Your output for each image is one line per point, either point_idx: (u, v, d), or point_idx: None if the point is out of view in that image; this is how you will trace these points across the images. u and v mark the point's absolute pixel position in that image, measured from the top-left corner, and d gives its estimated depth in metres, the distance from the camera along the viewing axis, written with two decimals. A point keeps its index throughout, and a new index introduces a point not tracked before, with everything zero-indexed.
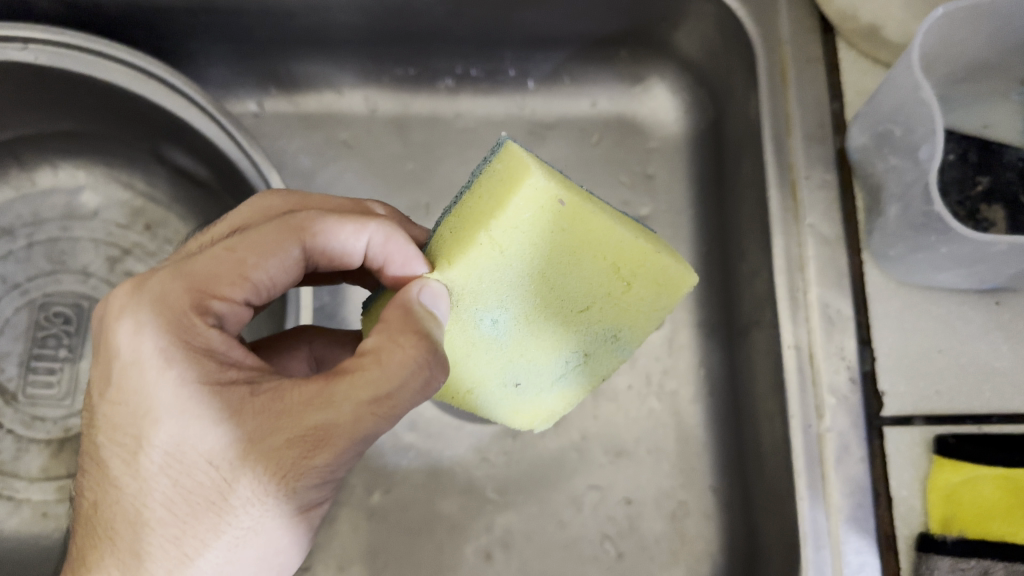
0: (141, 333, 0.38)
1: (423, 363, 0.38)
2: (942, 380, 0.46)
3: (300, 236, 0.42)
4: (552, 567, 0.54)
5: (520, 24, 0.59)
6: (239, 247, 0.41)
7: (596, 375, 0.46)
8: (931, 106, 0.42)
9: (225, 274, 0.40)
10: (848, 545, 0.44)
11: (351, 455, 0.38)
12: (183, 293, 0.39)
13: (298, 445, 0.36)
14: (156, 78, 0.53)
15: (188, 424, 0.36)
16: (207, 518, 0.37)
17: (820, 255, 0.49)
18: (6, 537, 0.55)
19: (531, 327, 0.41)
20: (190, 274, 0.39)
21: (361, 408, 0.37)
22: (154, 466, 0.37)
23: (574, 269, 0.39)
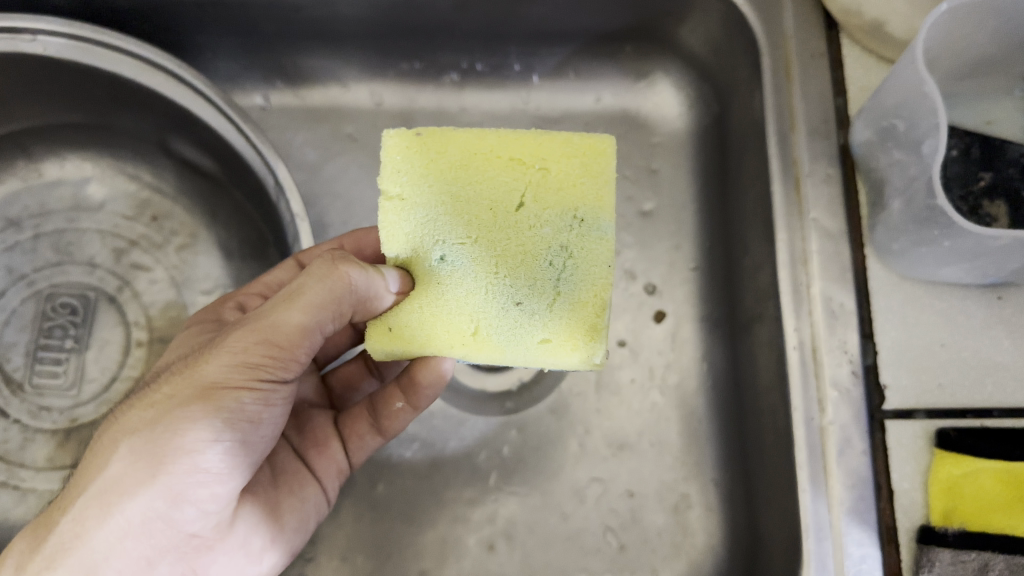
0: None
1: (334, 263, 0.42)
2: (945, 373, 0.46)
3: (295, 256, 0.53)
4: (555, 558, 0.55)
5: (526, 18, 0.59)
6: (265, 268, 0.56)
7: (598, 271, 0.41)
8: (935, 100, 0.43)
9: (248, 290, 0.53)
10: (850, 536, 0.45)
11: (262, 340, 0.41)
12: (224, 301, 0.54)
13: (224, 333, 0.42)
14: (164, 69, 0.53)
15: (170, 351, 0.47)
16: (142, 395, 0.42)
17: (823, 249, 0.49)
18: (12, 526, 0.55)
19: (478, 242, 0.41)
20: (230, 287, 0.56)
21: (277, 300, 0.42)
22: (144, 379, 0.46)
23: (488, 175, 0.41)
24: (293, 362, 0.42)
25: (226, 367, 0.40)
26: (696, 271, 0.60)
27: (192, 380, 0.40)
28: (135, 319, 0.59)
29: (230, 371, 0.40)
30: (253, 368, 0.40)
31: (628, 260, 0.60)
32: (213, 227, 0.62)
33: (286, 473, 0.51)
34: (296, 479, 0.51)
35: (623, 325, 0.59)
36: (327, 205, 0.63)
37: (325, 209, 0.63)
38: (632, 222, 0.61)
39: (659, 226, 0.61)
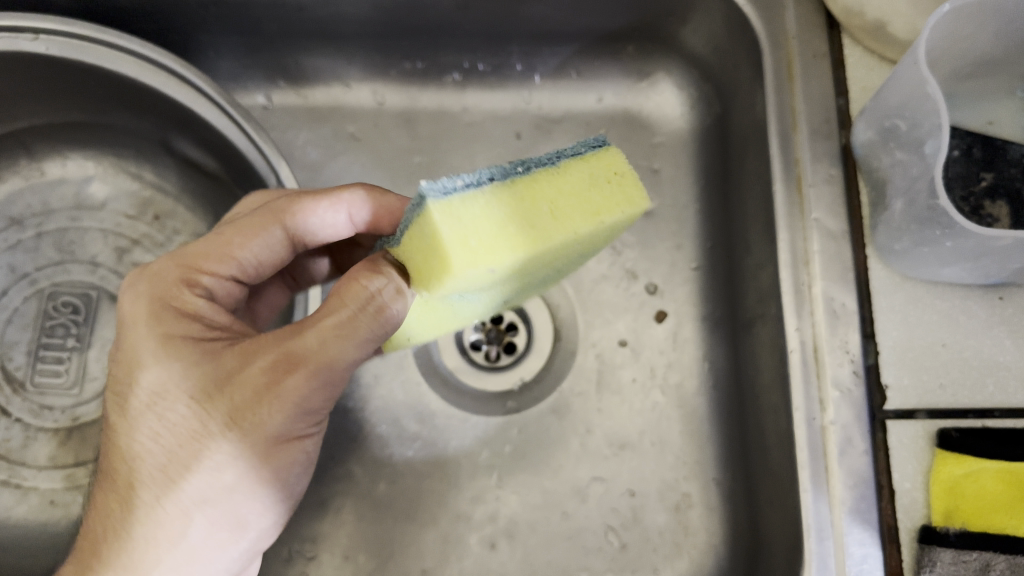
0: (137, 300, 0.45)
1: (380, 297, 0.40)
2: (946, 373, 0.46)
3: (280, 218, 0.48)
4: (556, 558, 0.55)
5: (529, 17, 0.59)
6: (229, 230, 0.48)
7: (575, 264, 0.48)
8: (937, 101, 0.43)
9: (214, 254, 0.47)
10: (851, 536, 0.45)
11: (316, 384, 0.41)
12: (175, 269, 0.46)
13: (267, 374, 0.40)
14: (167, 69, 0.54)
15: (165, 362, 0.42)
16: (191, 449, 0.41)
17: (825, 249, 0.50)
18: (14, 525, 0.55)
19: (504, 291, 0.44)
20: (187, 254, 0.47)
21: (323, 335, 0.40)
22: (143, 406, 0.42)
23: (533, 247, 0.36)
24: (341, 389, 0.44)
25: (289, 417, 0.41)
26: (698, 271, 0.60)
27: (256, 433, 0.41)
28: None
29: (292, 419, 0.42)
30: (313, 409, 0.42)
31: (630, 259, 0.60)
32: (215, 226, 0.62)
33: None
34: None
35: (624, 325, 0.59)
36: None
37: None
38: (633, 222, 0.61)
39: (661, 226, 0.61)
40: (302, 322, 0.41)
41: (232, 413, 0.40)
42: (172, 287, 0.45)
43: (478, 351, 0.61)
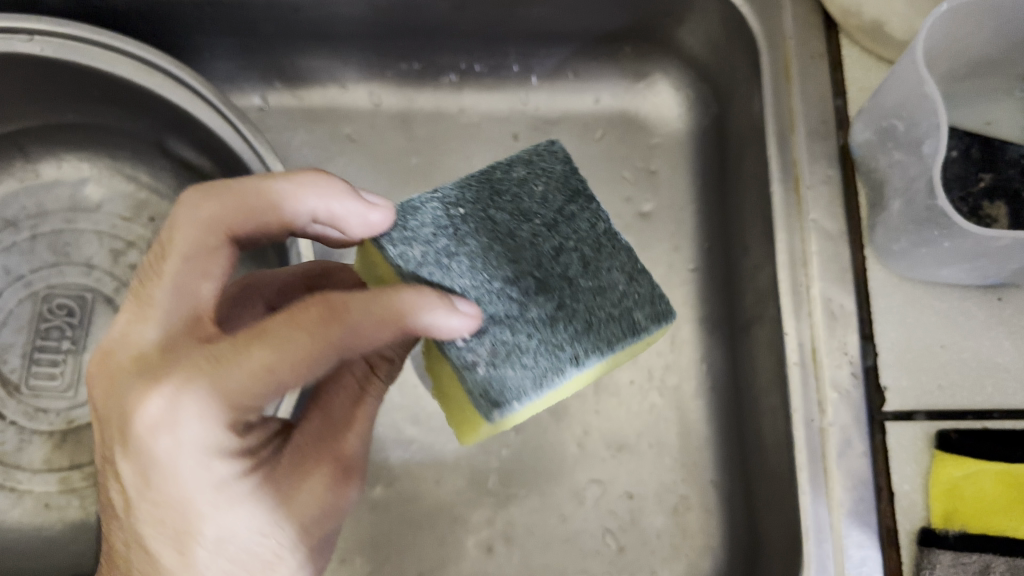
0: (179, 442, 0.35)
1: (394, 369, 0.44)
2: (945, 375, 0.46)
3: (342, 349, 0.36)
4: (553, 561, 0.54)
5: (526, 17, 0.59)
6: (270, 360, 0.35)
7: None
8: (935, 101, 0.42)
9: (260, 392, 0.35)
10: (850, 538, 0.44)
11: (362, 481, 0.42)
12: (222, 409, 0.35)
13: (332, 496, 0.39)
14: (161, 70, 0.53)
15: (229, 509, 0.36)
16: None
17: (823, 250, 0.49)
18: (8, 528, 0.55)
19: None
20: (220, 391, 0.34)
21: (366, 438, 0.41)
22: (208, 553, 0.37)
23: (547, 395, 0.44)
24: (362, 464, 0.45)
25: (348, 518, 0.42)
26: (697, 272, 0.60)
27: (325, 545, 0.41)
28: None
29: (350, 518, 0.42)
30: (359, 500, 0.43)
31: None
32: None
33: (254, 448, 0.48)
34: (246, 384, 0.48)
35: None
36: None
37: None
38: (631, 224, 0.61)
39: (659, 228, 0.61)
40: (340, 424, 0.40)
41: (303, 541, 0.39)
42: (220, 430, 0.35)
43: None
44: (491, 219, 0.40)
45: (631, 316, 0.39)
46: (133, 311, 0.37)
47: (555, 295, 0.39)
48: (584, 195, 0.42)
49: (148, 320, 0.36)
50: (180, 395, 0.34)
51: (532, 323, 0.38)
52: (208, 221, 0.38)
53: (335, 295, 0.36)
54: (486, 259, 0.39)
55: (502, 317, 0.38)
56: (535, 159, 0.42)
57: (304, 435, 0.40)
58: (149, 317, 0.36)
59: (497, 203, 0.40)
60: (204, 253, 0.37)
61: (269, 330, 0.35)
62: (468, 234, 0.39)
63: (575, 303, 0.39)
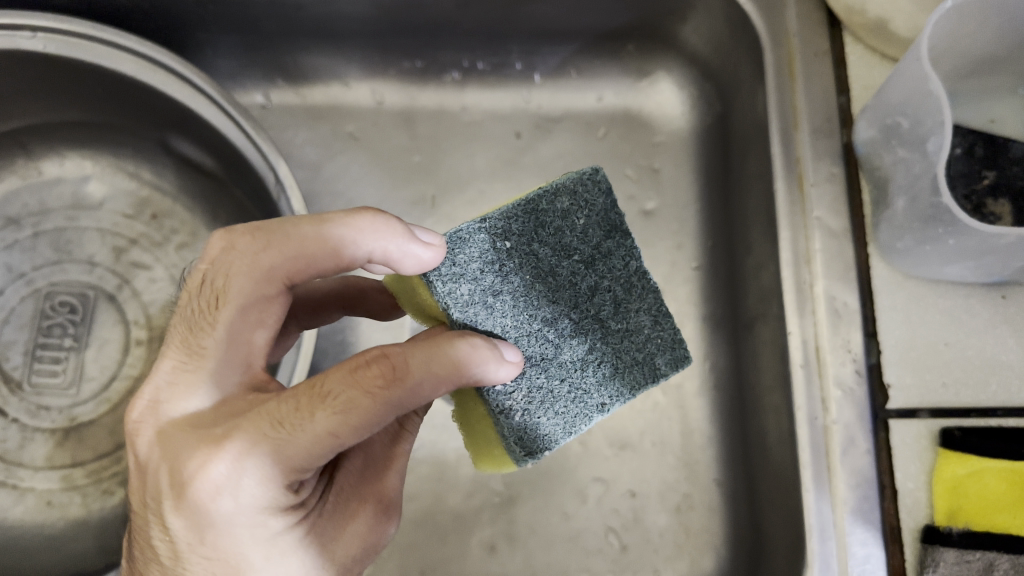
0: (239, 500, 0.34)
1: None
2: (949, 373, 0.46)
3: (400, 407, 0.35)
4: (556, 559, 0.54)
5: (530, 15, 0.59)
6: (331, 422, 0.34)
7: None
8: (939, 99, 0.42)
9: (320, 455, 0.34)
10: (853, 536, 0.44)
11: None
12: (284, 471, 0.34)
13: (377, 534, 0.39)
14: (162, 67, 0.53)
15: (282, 562, 0.36)
16: None
17: (827, 248, 0.49)
18: (10, 526, 0.55)
19: None
20: (283, 454, 0.34)
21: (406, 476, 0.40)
22: None
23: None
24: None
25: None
26: (699, 270, 0.60)
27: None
28: (135, 318, 0.59)
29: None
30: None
31: None
32: (214, 226, 0.61)
33: None
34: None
35: None
36: (327, 204, 0.62)
37: (326, 208, 0.62)
38: (634, 222, 0.61)
39: (661, 226, 0.61)
40: (381, 464, 0.40)
41: None
42: (278, 489, 0.35)
43: None
44: (536, 255, 0.38)
45: (654, 362, 0.40)
46: (188, 366, 0.37)
47: (589, 338, 0.39)
48: (623, 231, 0.40)
49: (200, 370, 0.37)
50: (241, 457, 0.34)
51: (563, 366, 0.39)
52: (265, 271, 0.38)
53: (394, 354, 0.36)
54: (527, 298, 0.38)
55: (536, 360, 0.39)
56: (581, 188, 0.39)
57: (346, 477, 0.39)
58: (204, 365, 0.37)
59: (541, 237, 0.38)
60: (261, 302, 0.38)
61: (331, 393, 0.35)
62: (512, 271, 0.38)
63: (606, 348, 0.39)
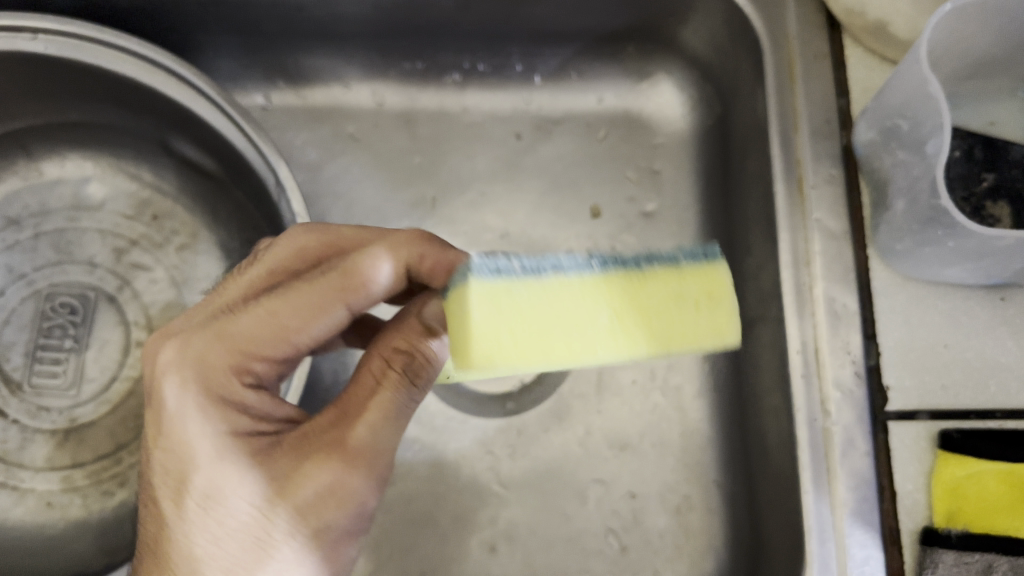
0: (186, 388, 0.38)
1: (420, 371, 0.40)
2: (948, 375, 0.46)
3: (345, 298, 0.40)
4: (556, 560, 0.54)
5: (530, 16, 0.59)
6: (279, 308, 0.40)
7: None
8: (939, 101, 0.43)
9: (266, 337, 0.39)
10: (852, 538, 0.44)
11: (373, 482, 0.39)
12: (226, 355, 0.39)
13: (327, 475, 0.38)
14: (162, 68, 0.53)
15: (223, 466, 0.38)
16: (255, 559, 0.37)
17: (826, 250, 0.49)
18: (10, 527, 0.55)
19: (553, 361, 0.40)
20: (230, 339, 0.39)
21: (375, 427, 0.39)
22: (199, 513, 0.37)
23: (580, 354, 0.36)
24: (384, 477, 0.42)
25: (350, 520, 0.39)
26: None
27: (316, 542, 0.38)
28: (135, 320, 0.59)
29: (351, 526, 0.40)
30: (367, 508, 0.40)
31: None
32: (215, 227, 0.61)
33: None
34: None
35: None
36: (328, 205, 0.62)
37: (326, 210, 0.62)
38: (634, 223, 0.61)
39: (661, 227, 0.61)
40: (351, 413, 0.39)
41: (296, 520, 0.37)
42: (220, 375, 0.39)
43: None
44: None
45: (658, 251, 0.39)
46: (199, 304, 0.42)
47: None
48: None
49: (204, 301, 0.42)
50: (187, 346, 0.39)
51: None
52: (331, 285, 0.40)
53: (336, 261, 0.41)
54: None
55: None
56: None
57: (315, 422, 0.40)
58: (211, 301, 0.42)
59: None
60: (315, 310, 0.40)
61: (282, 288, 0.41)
62: None
63: None
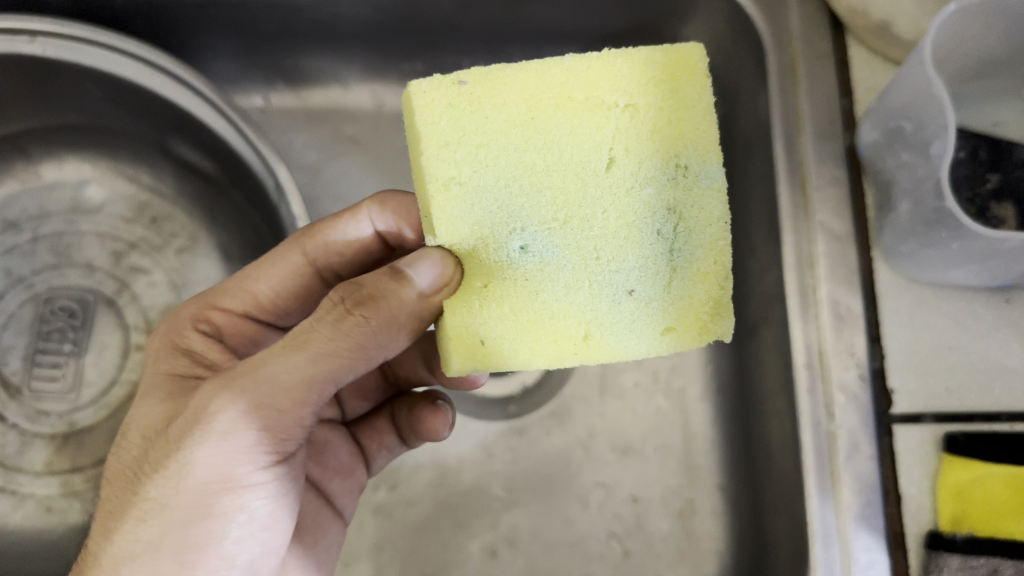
0: (155, 339, 0.48)
1: (356, 298, 0.39)
2: (952, 377, 0.46)
3: (301, 245, 0.49)
4: (558, 564, 0.54)
5: (531, 17, 0.59)
6: (250, 266, 0.50)
7: (689, 299, 0.40)
8: (943, 102, 0.42)
9: (230, 289, 0.49)
10: (857, 542, 0.44)
11: (262, 407, 0.37)
12: (193, 308, 0.48)
13: (208, 391, 0.38)
14: (159, 69, 0.52)
15: (148, 394, 0.43)
16: (136, 479, 0.38)
17: (830, 252, 0.49)
18: (10, 531, 0.54)
19: (567, 225, 0.38)
20: (201, 299, 0.49)
21: (275, 348, 0.38)
22: (120, 440, 0.42)
23: (538, 131, 0.37)
24: (296, 422, 0.39)
25: (221, 456, 0.37)
26: None
27: (178, 476, 0.37)
28: (134, 323, 0.59)
29: (221, 463, 0.37)
30: (249, 447, 0.38)
31: None
32: (214, 230, 0.61)
33: (308, 518, 0.48)
34: (319, 522, 0.49)
35: None
36: (328, 207, 0.62)
37: (326, 212, 0.62)
38: None
39: None
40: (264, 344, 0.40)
41: (175, 435, 0.38)
42: (182, 323, 0.47)
43: None
44: None
45: None
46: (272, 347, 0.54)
47: None
48: None
49: None
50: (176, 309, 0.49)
51: None
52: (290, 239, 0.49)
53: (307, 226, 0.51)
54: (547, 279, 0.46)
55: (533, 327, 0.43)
56: None
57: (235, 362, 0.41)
58: None
59: None
60: (284, 265, 0.49)
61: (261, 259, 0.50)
62: None
63: None
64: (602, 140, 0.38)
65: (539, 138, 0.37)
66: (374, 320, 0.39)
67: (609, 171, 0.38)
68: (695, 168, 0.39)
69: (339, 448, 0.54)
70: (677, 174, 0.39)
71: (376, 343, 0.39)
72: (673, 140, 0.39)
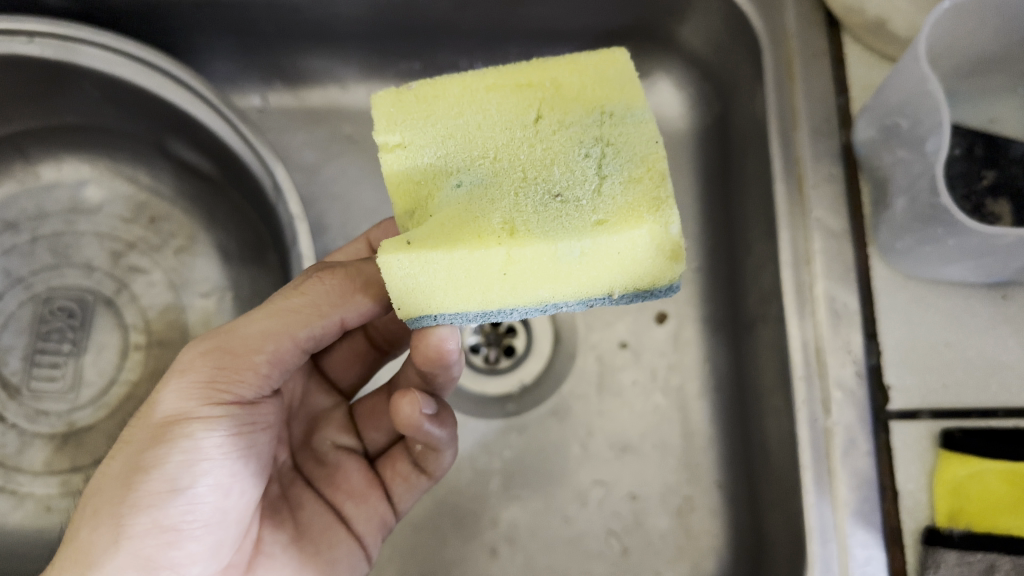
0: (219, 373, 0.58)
1: (314, 272, 0.45)
2: (949, 373, 0.46)
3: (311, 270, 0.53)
4: (557, 562, 0.54)
5: (528, 16, 0.59)
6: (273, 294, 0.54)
7: (629, 210, 0.33)
8: (938, 99, 0.43)
9: None
10: (855, 538, 0.44)
11: (218, 351, 0.42)
12: None
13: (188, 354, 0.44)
14: (157, 70, 0.53)
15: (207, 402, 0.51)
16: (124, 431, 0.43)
17: (827, 249, 0.49)
18: (10, 531, 0.54)
19: (495, 170, 0.35)
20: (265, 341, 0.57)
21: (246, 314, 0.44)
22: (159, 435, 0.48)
23: (470, 102, 0.36)
24: (251, 367, 0.43)
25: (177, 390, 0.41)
26: (698, 271, 0.59)
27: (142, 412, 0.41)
28: (133, 324, 0.59)
29: (176, 399, 0.41)
30: (200, 384, 0.41)
31: None
32: (212, 230, 0.61)
33: (314, 530, 0.49)
34: (326, 537, 0.50)
35: (624, 326, 0.59)
36: (327, 207, 0.62)
37: (324, 211, 0.62)
38: None
39: None
40: None
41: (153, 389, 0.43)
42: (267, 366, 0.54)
43: (477, 354, 0.60)
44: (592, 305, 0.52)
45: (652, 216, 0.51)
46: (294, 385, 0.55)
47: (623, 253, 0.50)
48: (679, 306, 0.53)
49: None
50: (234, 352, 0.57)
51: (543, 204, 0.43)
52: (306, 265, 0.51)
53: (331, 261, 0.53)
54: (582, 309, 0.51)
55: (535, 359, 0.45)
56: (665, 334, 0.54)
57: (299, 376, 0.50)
58: None
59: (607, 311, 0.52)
60: None
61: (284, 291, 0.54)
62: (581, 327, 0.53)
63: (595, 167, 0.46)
64: (529, 100, 0.35)
65: (463, 96, 0.36)
66: (328, 279, 0.44)
67: (537, 124, 0.35)
68: (622, 110, 0.36)
69: (352, 472, 0.54)
70: (603, 118, 0.35)
71: (329, 301, 0.44)
72: (598, 88, 0.36)
